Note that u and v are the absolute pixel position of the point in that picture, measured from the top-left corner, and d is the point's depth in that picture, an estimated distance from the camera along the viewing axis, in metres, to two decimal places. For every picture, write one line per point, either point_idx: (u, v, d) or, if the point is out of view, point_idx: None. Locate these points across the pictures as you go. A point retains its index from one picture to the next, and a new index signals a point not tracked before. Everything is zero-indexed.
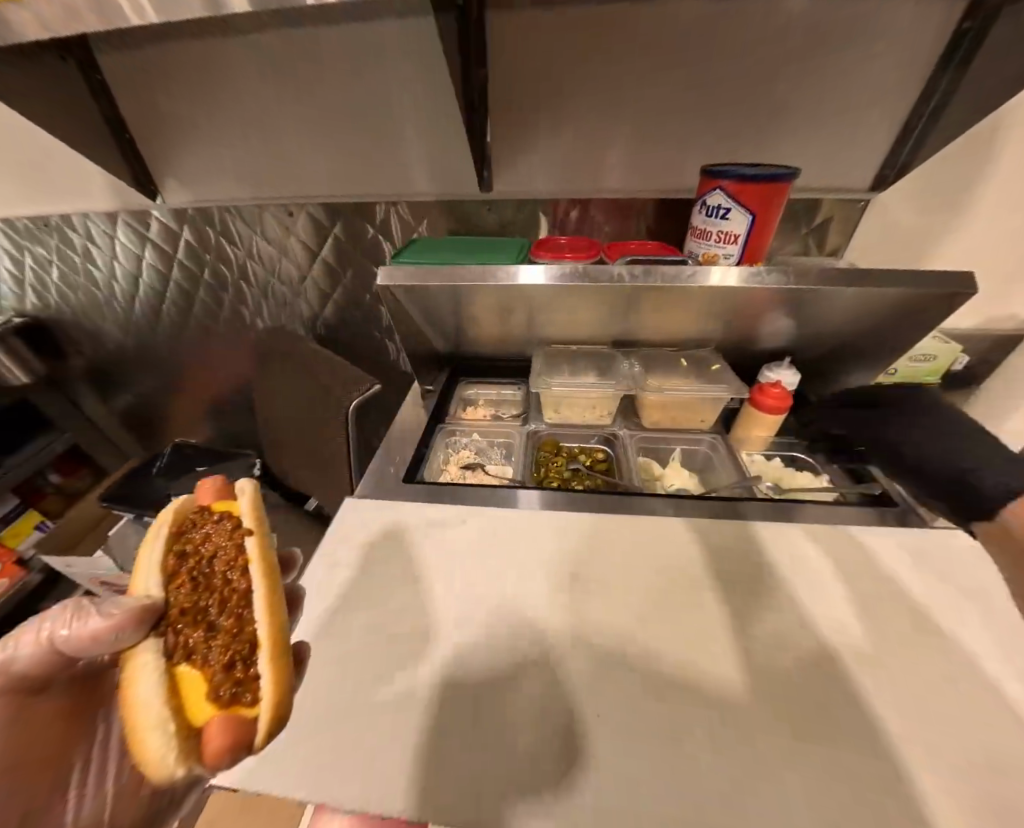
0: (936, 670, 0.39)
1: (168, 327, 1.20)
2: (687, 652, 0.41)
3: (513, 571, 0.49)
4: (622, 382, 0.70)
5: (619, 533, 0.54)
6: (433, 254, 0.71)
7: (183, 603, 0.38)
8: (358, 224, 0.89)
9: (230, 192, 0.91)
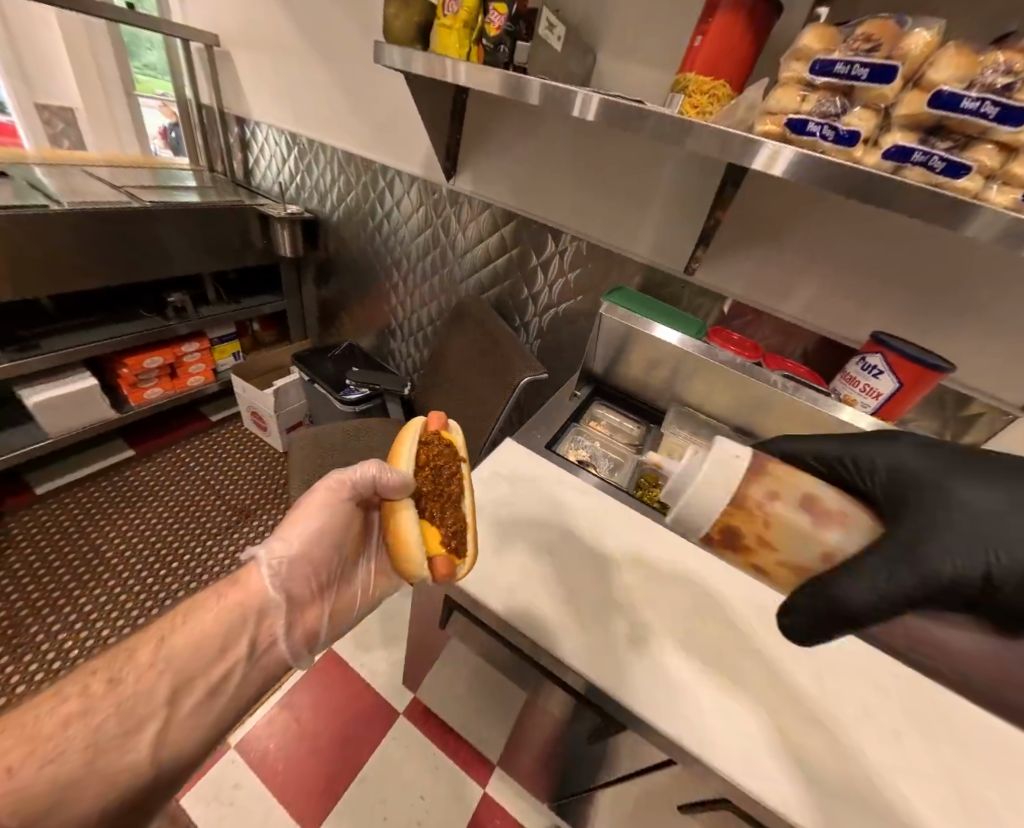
0: (882, 732, 0.51)
1: (394, 259, 1.56)
2: (718, 649, 0.57)
3: (625, 551, 0.69)
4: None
5: (713, 564, 0.70)
6: (633, 304, 0.94)
7: (429, 486, 0.71)
8: (574, 252, 1.13)
9: (497, 195, 1.21)
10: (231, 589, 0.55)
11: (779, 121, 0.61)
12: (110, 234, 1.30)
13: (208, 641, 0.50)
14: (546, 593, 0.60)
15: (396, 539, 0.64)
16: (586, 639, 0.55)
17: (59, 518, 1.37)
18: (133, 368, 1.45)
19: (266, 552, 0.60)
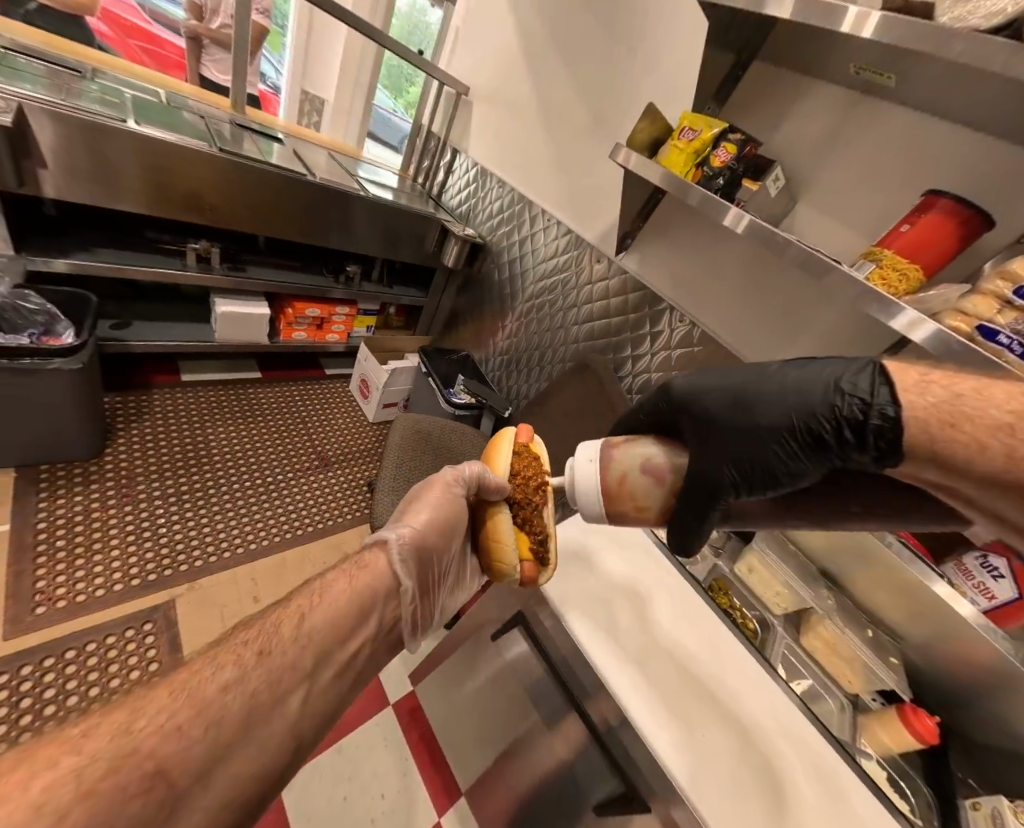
0: (772, 780, 0.62)
1: (536, 297, 1.74)
2: (707, 699, 0.70)
3: (685, 633, 0.80)
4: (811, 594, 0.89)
5: (763, 684, 0.77)
6: None
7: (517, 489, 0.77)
8: (709, 352, 1.22)
9: (655, 281, 1.34)
10: (364, 569, 0.61)
11: (971, 322, 0.67)
12: (330, 207, 1.61)
13: (350, 609, 0.54)
14: (608, 628, 0.75)
15: (493, 539, 0.74)
16: (630, 673, 0.68)
17: (191, 406, 1.61)
18: (296, 310, 1.71)
19: (393, 540, 0.66)
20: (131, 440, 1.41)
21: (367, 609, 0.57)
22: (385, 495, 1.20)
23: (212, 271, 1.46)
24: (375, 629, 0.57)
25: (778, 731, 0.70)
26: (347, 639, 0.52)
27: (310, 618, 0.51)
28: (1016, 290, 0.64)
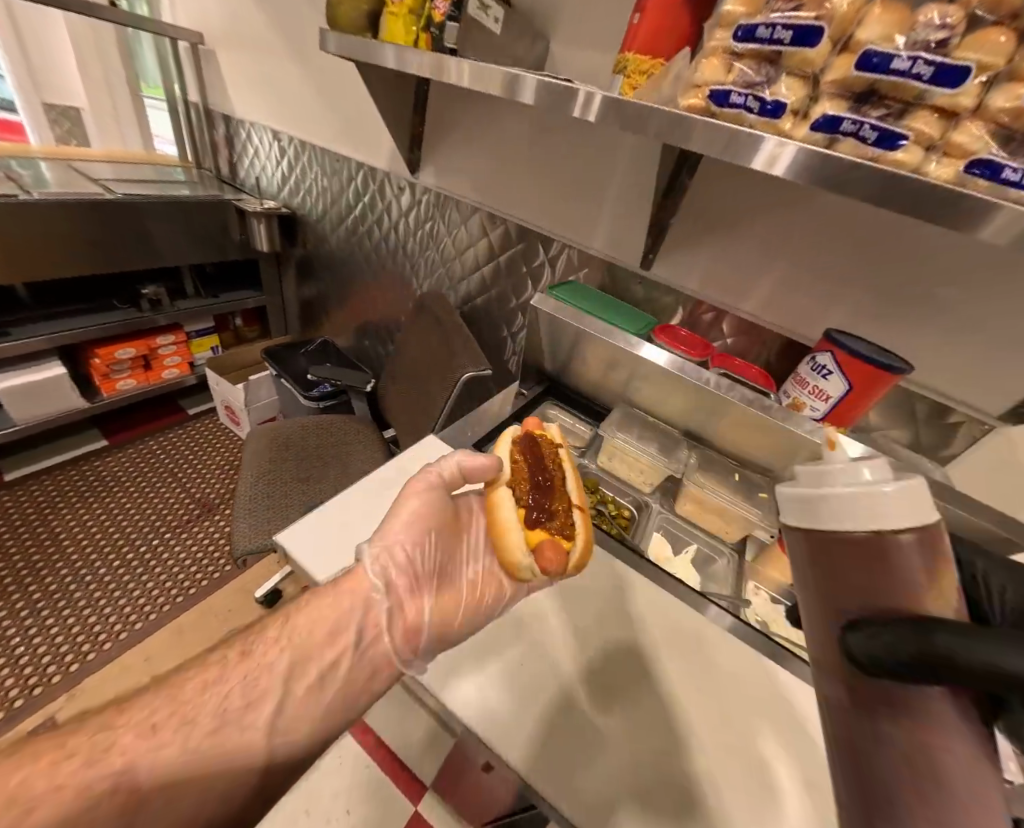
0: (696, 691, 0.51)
1: (368, 253, 1.55)
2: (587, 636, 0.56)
3: (581, 594, 0.60)
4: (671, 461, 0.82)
5: (689, 616, 0.60)
6: (577, 299, 0.88)
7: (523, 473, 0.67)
8: (532, 246, 1.10)
9: (459, 189, 1.18)
10: (338, 591, 0.52)
11: (703, 93, 0.55)
12: (77, 226, 1.29)
13: (312, 632, 0.49)
14: (480, 655, 0.51)
15: (499, 525, 0.62)
16: (524, 719, 0.46)
17: (23, 505, 1.38)
18: (105, 357, 1.46)
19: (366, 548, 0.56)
20: None
21: (334, 632, 0.50)
22: (242, 521, 1.07)
23: None
24: (349, 646, 0.50)
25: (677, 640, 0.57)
26: (305, 667, 0.47)
27: (278, 643, 0.48)
28: (740, 33, 0.50)
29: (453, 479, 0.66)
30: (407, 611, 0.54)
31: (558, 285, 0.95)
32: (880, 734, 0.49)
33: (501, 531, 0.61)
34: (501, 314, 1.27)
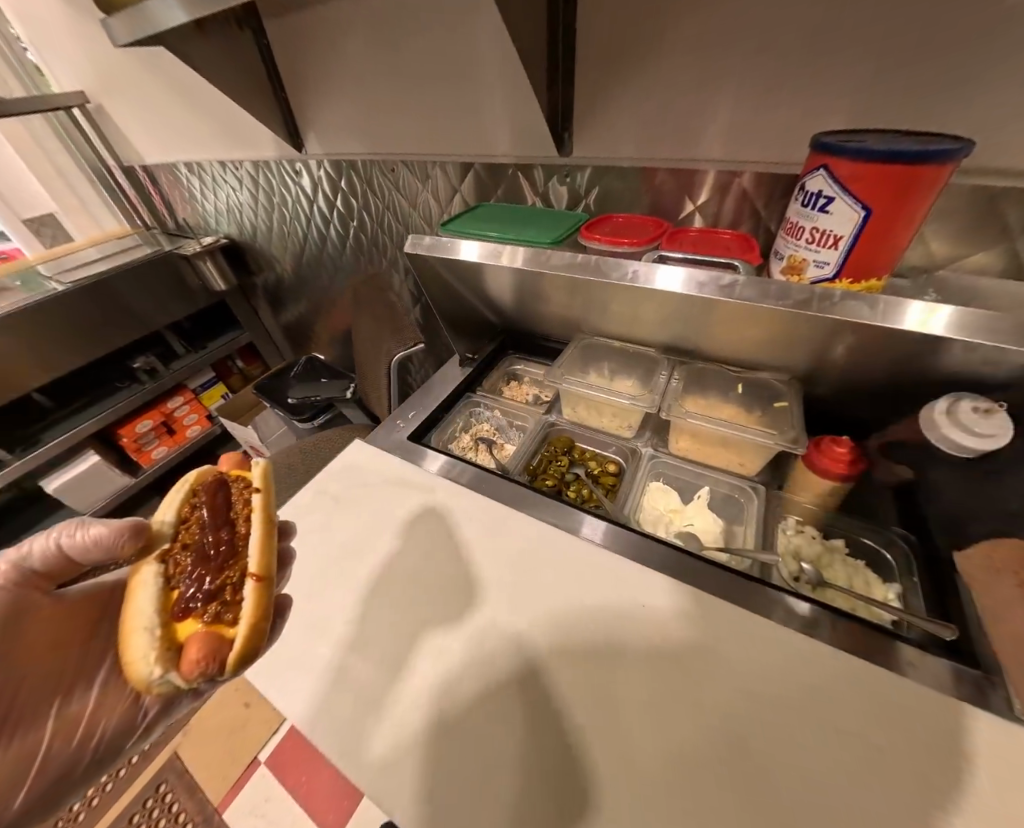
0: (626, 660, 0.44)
1: (311, 255, 1.46)
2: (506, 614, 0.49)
3: (453, 580, 0.53)
4: (644, 400, 0.61)
5: (577, 580, 0.51)
6: (475, 230, 0.68)
7: (186, 545, 0.54)
8: (441, 182, 0.92)
9: (349, 147, 1.02)
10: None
11: None
12: (52, 324, 1.33)
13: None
14: (342, 673, 0.47)
15: (128, 627, 0.49)
16: (386, 737, 0.42)
17: None
18: (129, 434, 1.57)
19: None
20: None
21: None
22: None
23: (8, 462, 1.30)
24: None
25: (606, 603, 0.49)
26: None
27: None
28: None
29: (42, 565, 0.56)
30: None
31: (455, 218, 0.74)
32: (807, 681, 0.41)
33: (127, 630, 0.49)
34: None
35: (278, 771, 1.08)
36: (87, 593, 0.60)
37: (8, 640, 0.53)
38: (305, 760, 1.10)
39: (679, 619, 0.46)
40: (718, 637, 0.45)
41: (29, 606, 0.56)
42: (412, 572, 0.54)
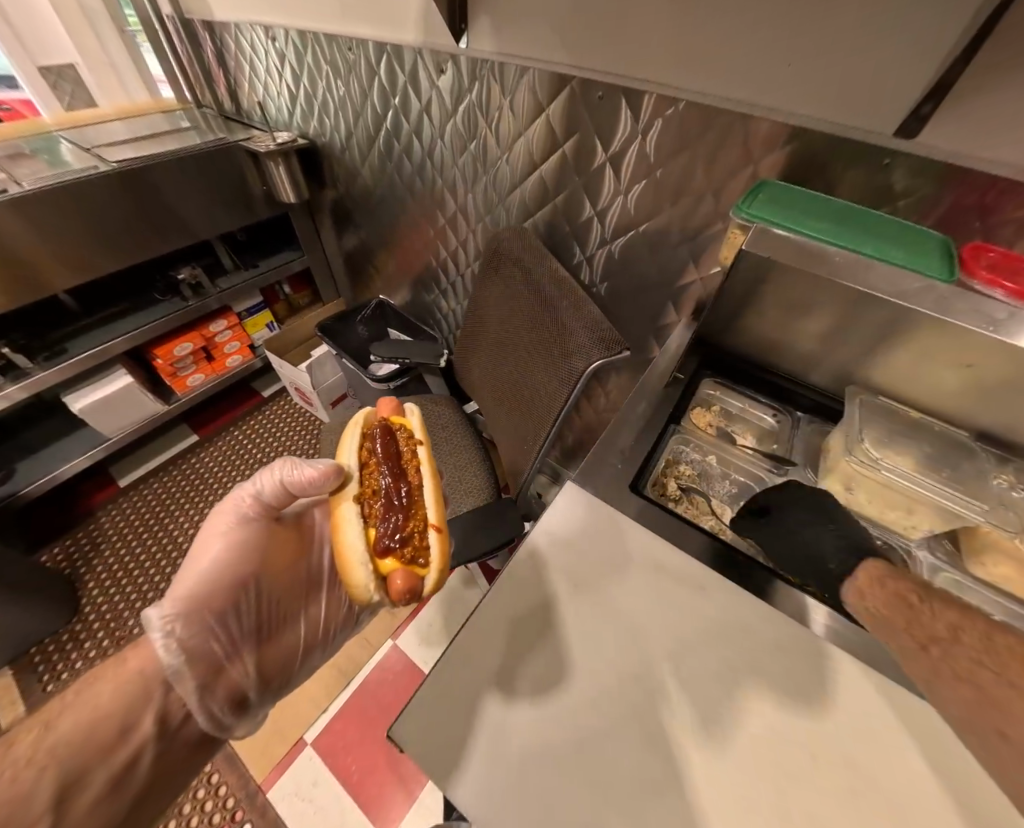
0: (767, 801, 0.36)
1: (414, 178, 1.20)
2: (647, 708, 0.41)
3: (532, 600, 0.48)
4: (999, 517, 0.45)
5: (659, 613, 0.46)
6: (805, 219, 0.53)
7: (372, 486, 0.64)
8: (665, 127, 0.70)
9: (533, 49, 0.76)
10: (125, 660, 0.53)
11: None
12: (86, 212, 1.08)
13: (106, 724, 0.47)
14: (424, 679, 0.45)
15: (342, 557, 0.58)
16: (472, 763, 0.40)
17: (140, 510, 1.42)
18: (165, 356, 1.36)
19: (155, 615, 0.57)
20: (99, 578, 1.28)
21: (122, 731, 0.48)
22: None
23: (30, 371, 1.10)
24: (153, 732, 0.50)
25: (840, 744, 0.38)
26: (108, 758, 0.47)
27: (60, 728, 0.45)
28: None
29: (270, 504, 0.71)
30: (225, 680, 0.58)
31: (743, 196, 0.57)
32: None
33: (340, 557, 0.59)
34: (605, 243, 0.92)
35: (326, 755, 1.03)
36: (294, 522, 0.78)
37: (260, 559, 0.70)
38: (355, 747, 1.04)
39: (777, 673, 0.42)
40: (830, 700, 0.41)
41: (268, 536, 0.72)
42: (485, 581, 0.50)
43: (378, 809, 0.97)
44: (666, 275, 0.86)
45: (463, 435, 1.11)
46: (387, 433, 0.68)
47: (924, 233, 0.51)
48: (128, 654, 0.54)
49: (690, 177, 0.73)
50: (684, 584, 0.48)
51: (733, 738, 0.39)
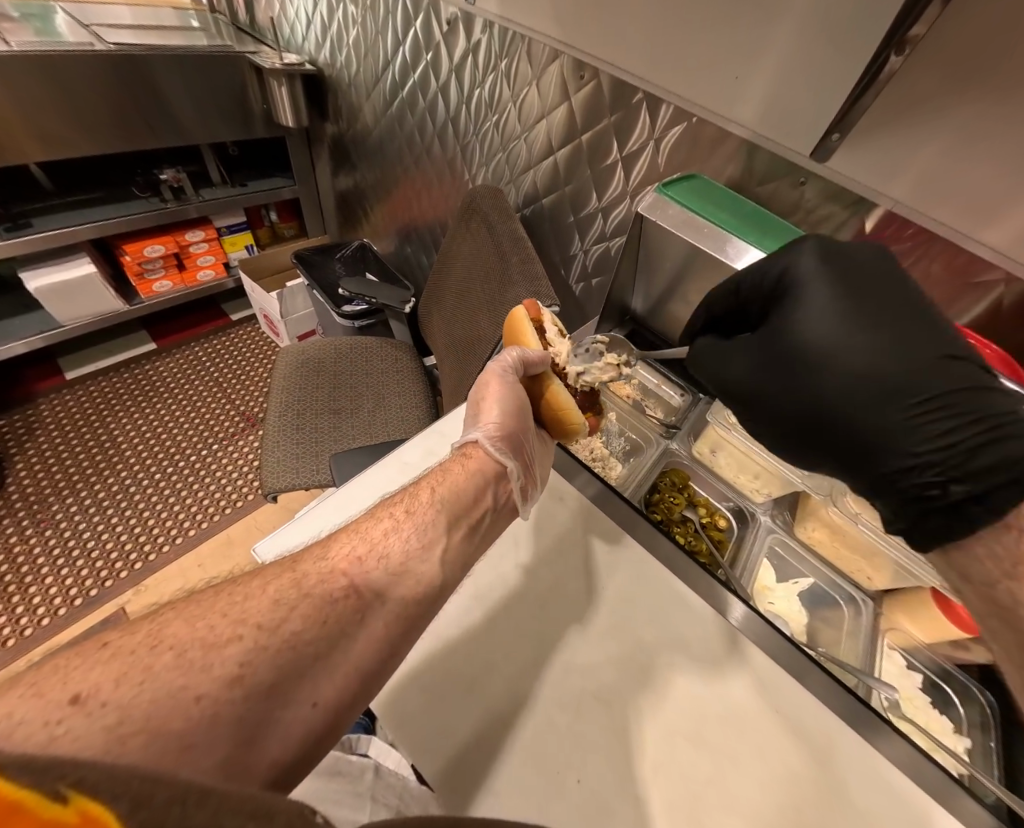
0: (598, 690, 0.47)
1: (413, 127, 1.23)
2: (526, 614, 0.52)
3: (525, 593, 0.54)
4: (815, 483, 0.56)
5: (636, 616, 0.53)
6: (709, 207, 0.60)
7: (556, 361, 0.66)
8: (636, 120, 0.77)
9: (533, 21, 0.82)
10: (465, 459, 0.53)
11: None
12: (73, 87, 1.06)
13: (462, 493, 0.49)
14: (415, 663, 0.48)
15: (555, 402, 0.60)
16: (456, 731, 0.43)
17: (83, 405, 1.40)
18: (134, 254, 1.34)
19: (479, 432, 0.54)
20: (29, 462, 1.26)
21: (477, 497, 0.50)
22: (273, 453, 0.97)
23: None
24: (491, 506, 0.51)
25: (653, 646, 0.51)
26: (464, 515, 0.48)
27: (433, 498, 0.48)
28: None
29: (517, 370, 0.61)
30: (530, 473, 0.56)
31: (673, 181, 0.64)
32: (754, 772, 0.43)
33: (545, 410, 0.62)
34: (575, 220, 0.98)
35: None
36: None
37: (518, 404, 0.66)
38: None
39: (686, 643, 0.51)
40: (761, 696, 0.48)
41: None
42: None
43: None
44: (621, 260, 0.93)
45: (414, 381, 1.16)
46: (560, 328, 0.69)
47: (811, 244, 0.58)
48: (463, 456, 0.53)
49: (650, 171, 0.80)
50: (606, 554, 0.58)
51: (686, 725, 0.45)
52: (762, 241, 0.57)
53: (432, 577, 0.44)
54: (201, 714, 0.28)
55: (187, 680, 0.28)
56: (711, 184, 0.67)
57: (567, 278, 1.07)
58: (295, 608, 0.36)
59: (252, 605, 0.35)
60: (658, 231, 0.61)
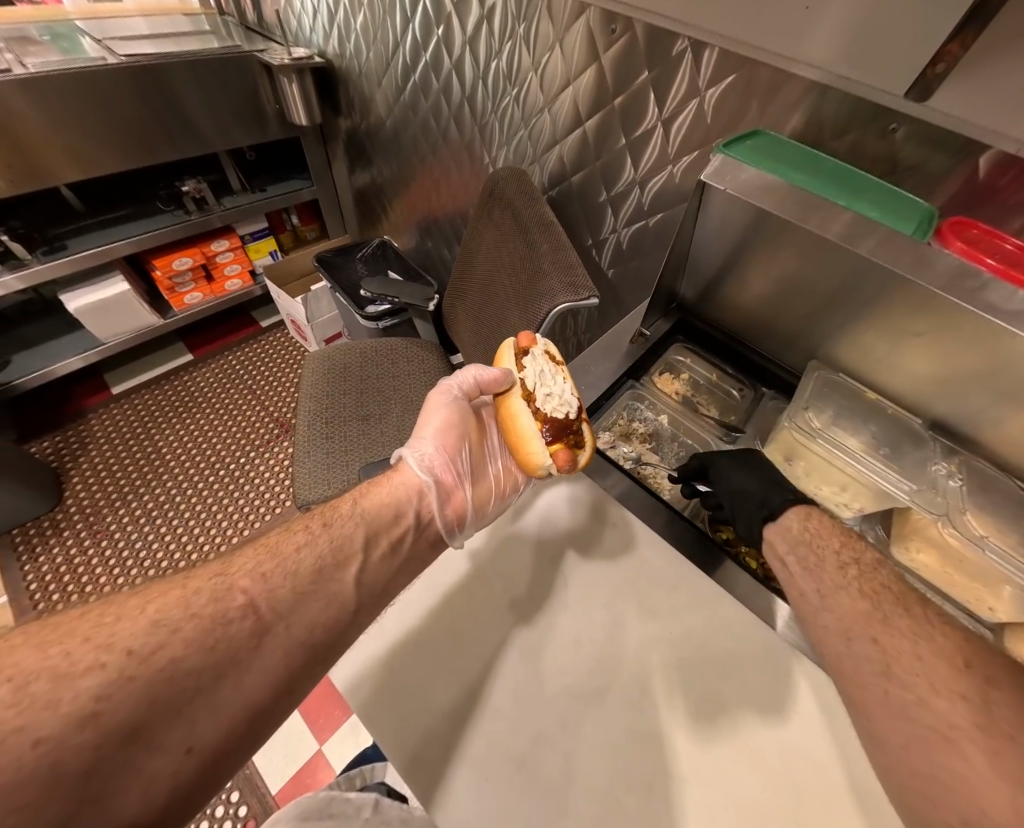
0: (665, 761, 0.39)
1: (427, 111, 1.16)
2: (576, 659, 0.45)
3: (574, 635, 0.46)
4: (925, 499, 0.47)
5: (710, 662, 0.44)
6: (780, 168, 0.51)
7: (525, 384, 0.61)
8: (677, 74, 0.67)
9: None
10: (392, 476, 0.58)
11: None
12: (92, 105, 1.06)
13: (383, 510, 0.52)
14: (447, 719, 0.41)
15: (518, 436, 0.59)
16: (497, 813, 0.36)
17: (129, 417, 1.46)
18: (164, 268, 1.36)
19: (408, 452, 0.60)
20: (83, 474, 1.33)
21: (397, 514, 0.53)
22: (305, 462, 0.96)
23: (27, 261, 1.11)
24: (412, 524, 0.53)
25: (732, 698, 0.42)
26: (383, 533, 0.51)
27: (356, 511, 0.51)
28: None
29: (472, 393, 0.68)
30: (457, 496, 0.57)
31: (735, 142, 0.55)
32: None
33: (511, 439, 0.60)
34: (607, 197, 0.89)
35: None
36: (486, 410, 0.75)
37: (473, 430, 0.69)
38: None
39: (774, 696, 0.42)
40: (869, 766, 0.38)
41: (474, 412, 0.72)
42: (491, 560, 0.51)
43: (317, 718, 1.03)
44: (661, 238, 0.84)
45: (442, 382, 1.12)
46: (553, 357, 0.63)
47: (911, 200, 0.48)
48: (394, 474, 0.58)
49: (694, 133, 0.70)
50: (669, 582, 0.49)
51: (776, 802, 0.37)
52: (847, 205, 0.47)
53: (344, 598, 0.44)
54: (37, 764, 0.27)
55: (23, 723, 0.27)
56: (778, 141, 0.57)
57: (599, 262, 0.98)
58: (176, 632, 0.35)
59: (125, 626, 0.34)
60: (721, 201, 0.52)
